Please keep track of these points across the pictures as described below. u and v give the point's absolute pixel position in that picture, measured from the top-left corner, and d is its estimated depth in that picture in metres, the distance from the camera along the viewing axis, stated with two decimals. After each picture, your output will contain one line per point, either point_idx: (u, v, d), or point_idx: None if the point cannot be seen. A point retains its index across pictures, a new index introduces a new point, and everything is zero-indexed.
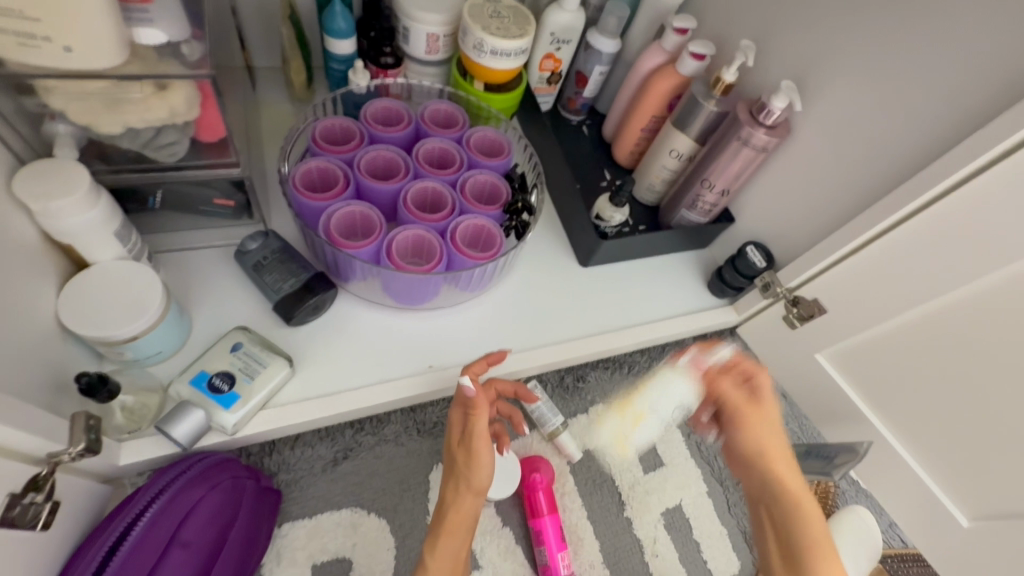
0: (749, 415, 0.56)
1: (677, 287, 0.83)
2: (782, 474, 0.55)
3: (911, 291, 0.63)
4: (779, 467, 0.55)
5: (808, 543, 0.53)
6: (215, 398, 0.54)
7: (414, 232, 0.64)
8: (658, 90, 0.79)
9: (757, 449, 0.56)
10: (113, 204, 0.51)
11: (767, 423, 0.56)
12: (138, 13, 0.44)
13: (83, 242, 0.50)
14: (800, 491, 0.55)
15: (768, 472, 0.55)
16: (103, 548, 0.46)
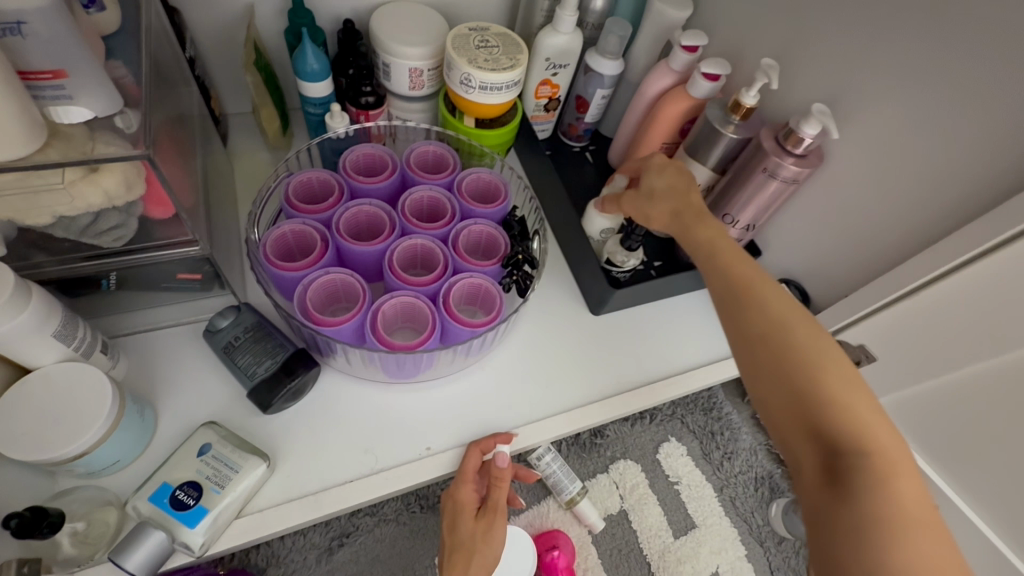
0: (682, 218, 0.54)
1: (702, 331, 0.75)
2: (730, 268, 0.49)
3: (978, 343, 0.54)
4: (727, 258, 0.50)
5: (773, 328, 0.44)
6: (178, 515, 0.47)
7: (401, 299, 0.57)
8: (668, 115, 0.71)
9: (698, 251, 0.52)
10: (51, 302, 0.45)
11: (705, 219, 0.53)
12: (50, 90, 0.37)
13: (17, 351, 0.44)
14: (753, 285, 0.47)
15: (718, 270, 0.50)
16: None
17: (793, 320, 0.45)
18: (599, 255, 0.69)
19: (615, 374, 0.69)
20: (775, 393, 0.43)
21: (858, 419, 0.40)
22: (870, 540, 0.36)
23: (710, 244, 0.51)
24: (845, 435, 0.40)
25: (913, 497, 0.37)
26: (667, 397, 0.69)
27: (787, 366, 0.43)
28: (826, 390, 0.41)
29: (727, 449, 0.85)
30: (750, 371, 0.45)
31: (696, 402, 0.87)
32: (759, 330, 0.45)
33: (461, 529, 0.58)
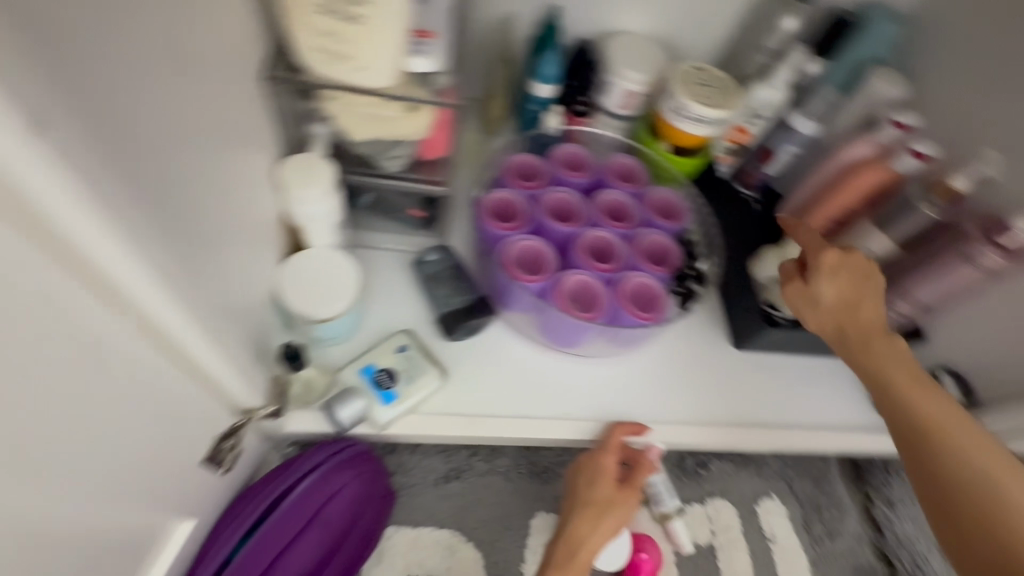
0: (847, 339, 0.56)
1: (840, 397, 0.75)
2: (919, 407, 0.52)
3: None
4: (910, 393, 0.52)
5: (969, 479, 0.49)
6: (378, 393, 0.58)
7: (581, 278, 0.65)
8: (859, 184, 0.73)
9: (873, 376, 0.54)
10: (341, 199, 0.57)
11: (876, 345, 0.55)
12: (418, 45, 0.49)
13: (310, 228, 0.57)
14: (945, 427, 0.51)
15: (901, 406, 0.52)
16: (266, 502, 0.52)
17: (987, 465, 0.49)
18: (760, 295, 0.72)
19: (745, 409, 0.71)
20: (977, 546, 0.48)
21: None
22: None
23: (888, 374, 0.53)
24: None
25: None
26: (795, 446, 0.71)
27: (987, 523, 0.48)
28: None
29: (830, 527, 0.82)
30: (935, 506, 0.51)
31: (808, 469, 0.85)
32: (951, 479, 0.50)
33: (600, 488, 0.65)
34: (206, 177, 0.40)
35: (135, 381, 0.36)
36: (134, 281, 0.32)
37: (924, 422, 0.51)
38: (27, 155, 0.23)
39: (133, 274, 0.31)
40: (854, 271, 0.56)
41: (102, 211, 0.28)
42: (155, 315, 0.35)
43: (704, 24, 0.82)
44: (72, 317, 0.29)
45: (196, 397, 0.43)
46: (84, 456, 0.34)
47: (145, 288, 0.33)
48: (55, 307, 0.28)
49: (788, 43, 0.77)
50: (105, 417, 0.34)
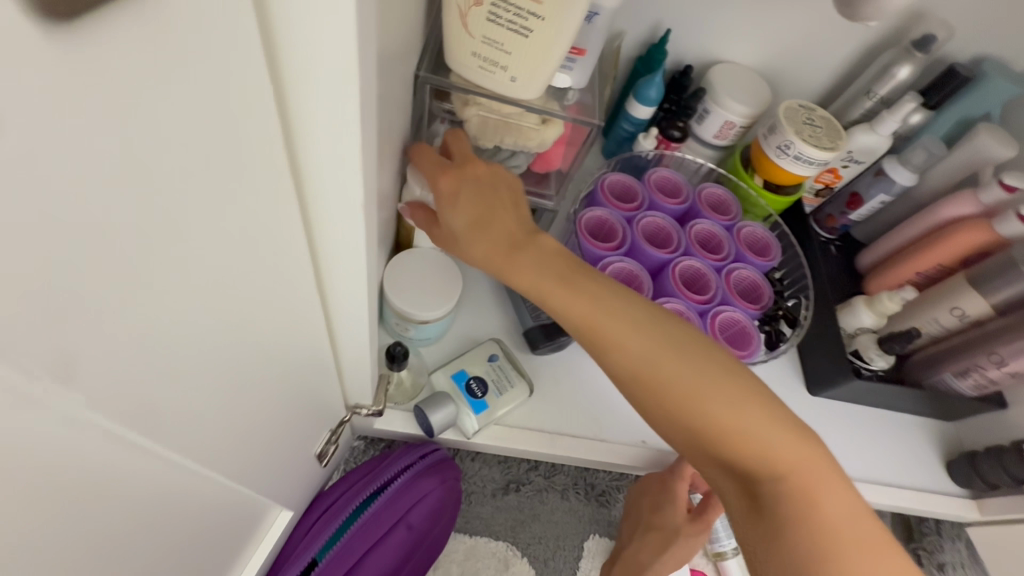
0: (501, 259, 0.48)
1: (908, 459, 0.76)
2: (636, 357, 0.46)
3: None
4: (603, 327, 0.47)
5: (717, 436, 0.45)
6: (470, 401, 0.57)
7: (675, 306, 0.65)
8: (958, 242, 0.73)
9: (576, 320, 0.47)
10: None
11: (544, 261, 0.48)
12: (566, 61, 0.49)
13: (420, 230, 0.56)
14: (650, 375, 0.46)
15: (620, 359, 0.47)
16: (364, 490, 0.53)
17: (694, 396, 0.45)
18: (846, 343, 0.72)
19: None
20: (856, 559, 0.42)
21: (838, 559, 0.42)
22: None
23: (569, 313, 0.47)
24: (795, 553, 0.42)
25: None
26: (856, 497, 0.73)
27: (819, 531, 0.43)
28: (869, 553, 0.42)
29: None
30: (741, 510, 0.46)
31: None
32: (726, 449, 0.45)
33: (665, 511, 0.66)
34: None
35: (293, 364, 0.36)
36: (337, 276, 0.33)
37: (688, 394, 0.45)
38: (353, 168, 0.25)
39: (340, 272, 0.33)
40: (484, 187, 0.48)
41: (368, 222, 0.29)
42: (336, 305, 0.36)
43: (813, 61, 0.80)
44: (292, 297, 0.30)
45: (322, 387, 0.43)
46: (241, 432, 0.34)
47: (352, 287, 0.34)
48: (285, 288, 0.29)
49: (898, 91, 0.76)
50: (263, 397, 0.34)
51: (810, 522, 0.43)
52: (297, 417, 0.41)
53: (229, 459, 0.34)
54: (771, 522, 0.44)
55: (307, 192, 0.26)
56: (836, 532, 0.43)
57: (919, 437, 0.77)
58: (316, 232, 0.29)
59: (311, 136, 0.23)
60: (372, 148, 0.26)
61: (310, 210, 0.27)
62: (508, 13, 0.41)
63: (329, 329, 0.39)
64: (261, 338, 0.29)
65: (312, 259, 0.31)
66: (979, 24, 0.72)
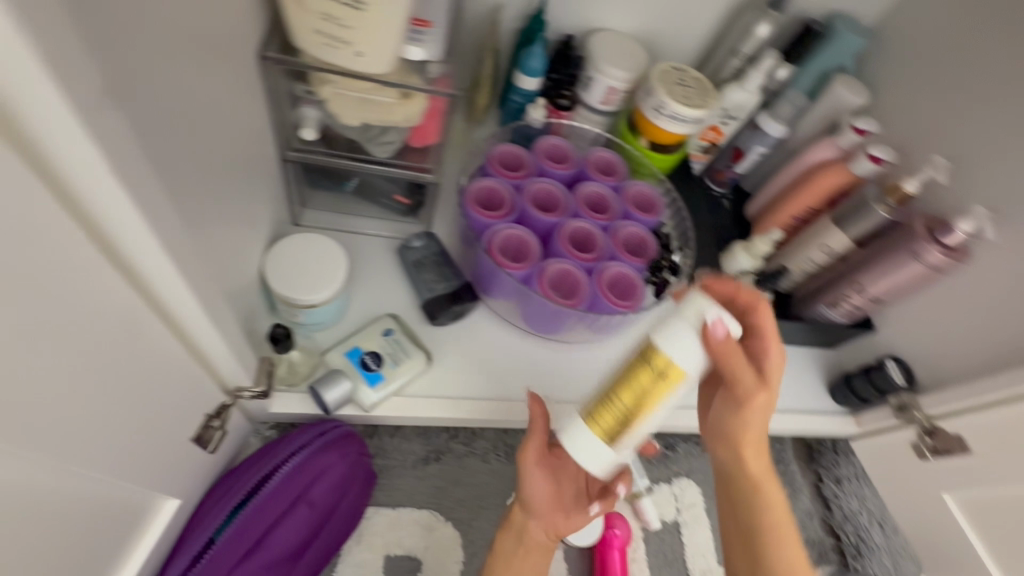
0: (746, 406, 0.52)
1: (794, 385, 0.82)
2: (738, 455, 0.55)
3: None
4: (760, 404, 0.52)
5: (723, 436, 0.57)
6: (364, 375, 0.59)
7: (564, 266, 0.68)
8: (822, 185, 0.79)
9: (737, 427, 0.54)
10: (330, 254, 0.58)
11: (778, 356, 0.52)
12: (415, 34, 0.50)
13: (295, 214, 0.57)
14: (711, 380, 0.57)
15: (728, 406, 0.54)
16: (257, 475, 0.52)
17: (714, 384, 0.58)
18: None
19: None
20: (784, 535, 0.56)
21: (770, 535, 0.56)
22: None
23: (743, 427, 0.53)
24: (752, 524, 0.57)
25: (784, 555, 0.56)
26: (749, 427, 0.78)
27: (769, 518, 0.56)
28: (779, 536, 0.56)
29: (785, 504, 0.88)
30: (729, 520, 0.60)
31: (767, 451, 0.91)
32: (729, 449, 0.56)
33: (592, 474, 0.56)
34: (203, 152, 0.40)
35: (136, 346, 0.36)
36: (145, 253, 0.33)
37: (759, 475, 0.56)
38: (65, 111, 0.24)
39: (146, 246, 0.33)
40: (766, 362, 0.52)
41: (123, 170, 0.28)
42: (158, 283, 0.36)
43: (685, 25, 0.84)
44: (85, 276, 0.30)
45: (193, 370, 0.44)
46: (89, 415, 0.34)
47: (147, 252, 0.33)
48: (68, 264, 0.28)
49: (761, 49, 0.81)
50: (107, 382, 0.34)
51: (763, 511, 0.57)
52: (169, 402, 0.42)
53: (83, 444, 0.35)
54: (748, 543, 0.58)
55: (46, 160, 0.25)
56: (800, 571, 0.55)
57: (804, 366, 0.84)
58: (81, 203, 0.28)
59: (11, 93, 0.22)
60: (98, 92, 0.25)
61: (56, 174, 0.26)
62: None
63: (177, 309, 0.39)
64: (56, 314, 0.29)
65: (93, 232, 0.30)
66: None
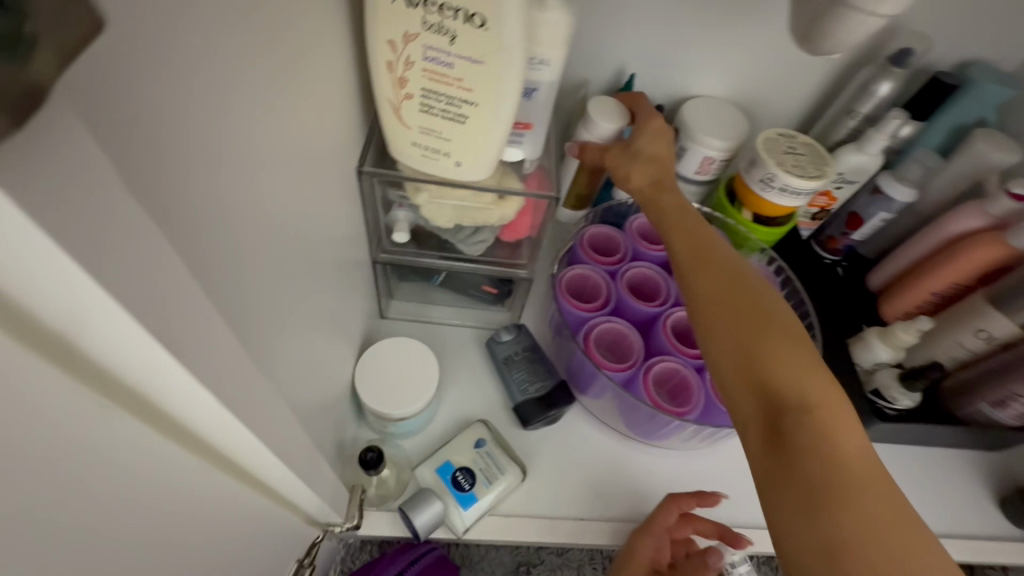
0: (687, 223, 0.50)
1: (950, 496, 0.68)
2: (716, 301, 0.44)
3: None
4: (736, 281, 0.45)
5: (738, 295, 0.44)
6: (456, 495, 0.54)
7: (670, 364, 0.60)
8: (971, 259, 0.67)
9: (699, 254, 0.47)
10: (421, 376, 0.55)
11: (716, 245, 0.48)
12: (514, 136, 0.47)
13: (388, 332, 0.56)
14: (691, 286, 0.46)
15: (715, 307, 0.44)
16: None
17: (730, 280, 0.45)
18: (863, 381, 0.67)
19: None
20: (858, 446, 0.39)
21: (831, 439, 0.38)
22: (853, 516, 0.36)
23: (688, 246, 0.49)
24: (798, 428, 0.39)
25: (855, 460, 0.38)
26: None
27: (816, 415, 0.39)
28: (835, 440, 0.38)
29: None
30: (785, 511, 0.38)
31: None
32: (752, 336, 0.42)
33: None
34: (299, 283, 0.38)
35: (237, 513, 0.33)
36: (251, 450, 0.29)
37: (749, 363, 0.41)
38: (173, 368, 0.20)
39: (253, 446, 0.28)
40: (675, 201, 0.53)
41: (235, 392, 0.24)
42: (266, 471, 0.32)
43: (788, 87, 0.77)
44: (189, 474, 0.26)
45: (289, 520, 0.40)
46: None
47: (259, 456, 0.29)
48: (175, 469, 0.25)
49: (881, 107, 0.73)
50: (202, 563, 0.31)
51: (798, 399, 0.39)
52: (261, 557, 0.38)
53: None
54: (819, 484, 0.37)
55: (153, 402, 0.22)
56: (868, 472, 0.37)
57: (960, 472, 0.70)
58: (187, 425, 0.24)
59: (117, 360, 0.19)
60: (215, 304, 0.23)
61: (163, 408, 0.23)
62: (440, 104, 0.40)
63: (290, 480, 0.35)
64: (146, 529, 0.25)
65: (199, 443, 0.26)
66: (957, 30, 0.69)
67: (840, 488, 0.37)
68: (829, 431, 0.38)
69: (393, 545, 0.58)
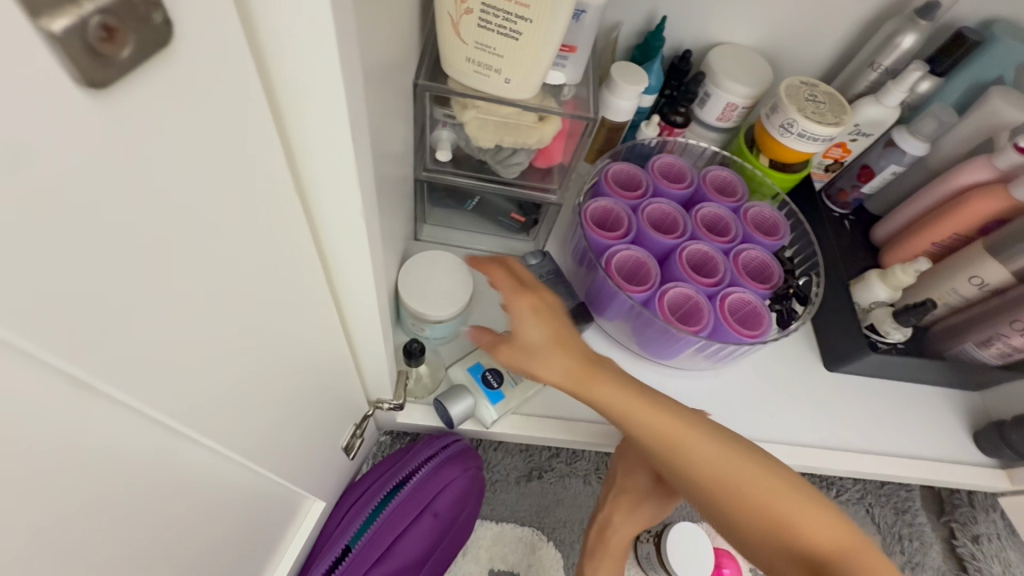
0: (571, 371, 0.52)
1: (928, 427, 0.75)
2: (647, 425, 0.53)
3: None
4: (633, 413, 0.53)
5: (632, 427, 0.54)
6: (486, 392, 0.59)
7: (684, 290, 0.65)
8: (974, 211, 0.71)
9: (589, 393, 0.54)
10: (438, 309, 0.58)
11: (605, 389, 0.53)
12: (559, 59, 0.51)
13: (415, 276, 0.59)
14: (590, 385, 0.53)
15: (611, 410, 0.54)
16: (396, 476, 0.58)
17: (630, 413, 0.53)
18: (860, 318, 0.72)
19: (838, 430, 0.73)
20: (731, 473, 0.52)
21: (712, 481, 0.52)
22: (727, 523, 0.53)
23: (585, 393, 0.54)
24: (687, 479, 0.53)
25: (732, 475, 0.52)
26: (866, 471, 0.72)
27: (696, 474, 0.53)
28: (714, 478, 0.52)
29: (912, 558, 0.82)
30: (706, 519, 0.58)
31: (891, 499, 0.84)
32: (640, 438, 0.54)
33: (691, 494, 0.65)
34: None
35: (319, 365, 0.38)
36: (347, 294, 0.35)
37: (645, 440, 0.54)
38: (347, 186, 0.25)
39: (349, 291, 0.34)
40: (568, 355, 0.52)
41: (343, 241, 0.29)
42: (351, 319, 0.38)
43: (815, 37, 0.79)
44: (303, 316, 0.32)
45: (349, 388, 0.46)
46: (281, 427, 0.37)
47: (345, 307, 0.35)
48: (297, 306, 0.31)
49: (904, 61, 0.75)
50: (292, 398, 0.37)
51: (679, 469, 0.54)
52: (326, 416, 0.44)
53: (276, 452, 0.38)
54: (706, 510, 0.55)
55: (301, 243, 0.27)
56: (739, 491, 0.51)
57: (940, 407, 0.76)
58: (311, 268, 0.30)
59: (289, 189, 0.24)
60: None
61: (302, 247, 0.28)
62: (496, 18, 0.44)
63: (362, 339, 0.41)
64: (274, 349, 0.30)
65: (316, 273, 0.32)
66: None
67: (720, 511, 0.53)
68: (709, 475, 0.52)
69: (423, 436, 0.64)
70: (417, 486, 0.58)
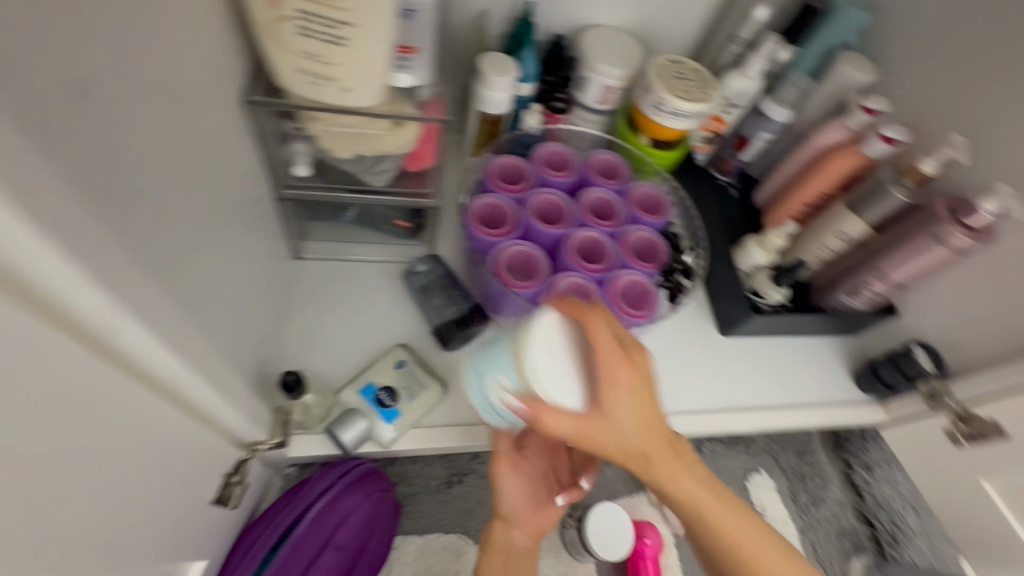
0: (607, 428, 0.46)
1: (814, 376, 0.81)
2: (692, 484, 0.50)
3: None
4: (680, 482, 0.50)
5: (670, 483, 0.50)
6: (380, 411, 0.58)
7: (574, 279, 0.66)
8: (834, 170, 0.76)
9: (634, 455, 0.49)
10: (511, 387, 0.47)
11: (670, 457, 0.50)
12: (402, 61, 0.48)
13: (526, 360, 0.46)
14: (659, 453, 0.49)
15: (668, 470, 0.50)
16: (285, 520, 0.55)
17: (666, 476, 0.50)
18: (744, 283, 0.76)
19: (734, 391, 0.77)
20: (725, 517, 0.51)
21: (722, 530, 0.51)
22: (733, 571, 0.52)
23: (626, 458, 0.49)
24: (712, 536, 0.51)
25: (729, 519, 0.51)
26: (765, 426, 0.76)
27: (699, 522, 0.51)
28: (721, 528, 0.51)
29: (815, 495, 0.88)
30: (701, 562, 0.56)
31: (792, 443, 0.91)
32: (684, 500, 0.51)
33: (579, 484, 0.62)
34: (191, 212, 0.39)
35: (148, 424, 0.35)
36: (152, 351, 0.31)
37: (693, 506, 0.51)
38: None
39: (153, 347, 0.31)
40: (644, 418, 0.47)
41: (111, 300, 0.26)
42: (181, 371, 0.35)
43: (679, 14, 0.81)
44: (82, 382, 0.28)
45: (207, 437, 0.43)
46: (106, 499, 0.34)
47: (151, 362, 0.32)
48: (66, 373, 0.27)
49: (760, 33, 0.79)
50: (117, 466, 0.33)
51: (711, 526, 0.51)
52: (184, 473, 0.41)
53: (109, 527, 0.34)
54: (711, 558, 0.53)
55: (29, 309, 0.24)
56: (752, 531, 0.51)
57: (823, 355, 0.82)
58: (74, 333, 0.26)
59: None
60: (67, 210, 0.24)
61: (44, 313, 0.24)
62: (316, 25, 0.41)
63: (207, 386, 0.38)
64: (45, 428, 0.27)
65: (104, 332, 0.29)
66: None
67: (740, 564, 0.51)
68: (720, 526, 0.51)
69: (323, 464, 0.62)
70: (314, 521, 0.56)
